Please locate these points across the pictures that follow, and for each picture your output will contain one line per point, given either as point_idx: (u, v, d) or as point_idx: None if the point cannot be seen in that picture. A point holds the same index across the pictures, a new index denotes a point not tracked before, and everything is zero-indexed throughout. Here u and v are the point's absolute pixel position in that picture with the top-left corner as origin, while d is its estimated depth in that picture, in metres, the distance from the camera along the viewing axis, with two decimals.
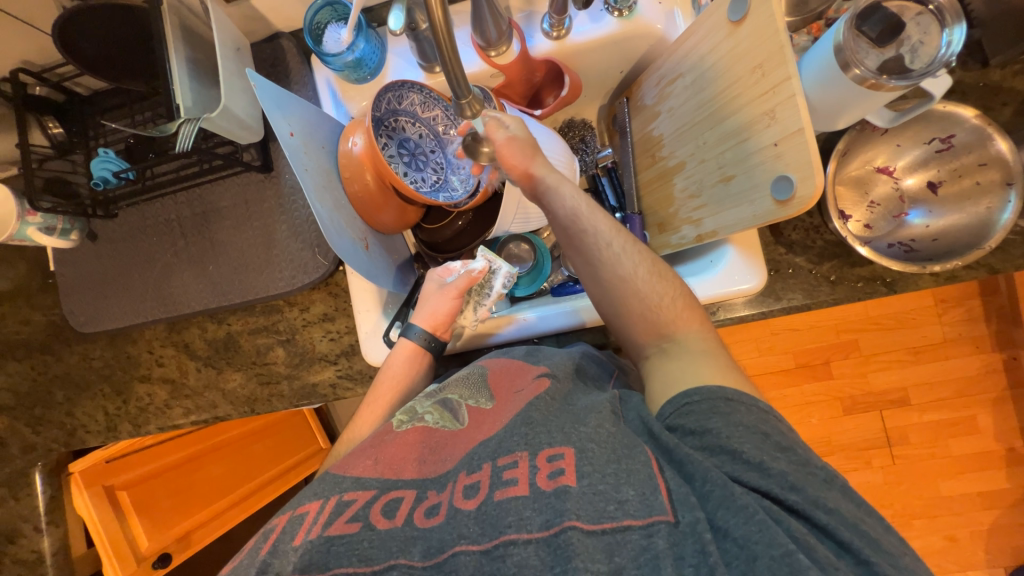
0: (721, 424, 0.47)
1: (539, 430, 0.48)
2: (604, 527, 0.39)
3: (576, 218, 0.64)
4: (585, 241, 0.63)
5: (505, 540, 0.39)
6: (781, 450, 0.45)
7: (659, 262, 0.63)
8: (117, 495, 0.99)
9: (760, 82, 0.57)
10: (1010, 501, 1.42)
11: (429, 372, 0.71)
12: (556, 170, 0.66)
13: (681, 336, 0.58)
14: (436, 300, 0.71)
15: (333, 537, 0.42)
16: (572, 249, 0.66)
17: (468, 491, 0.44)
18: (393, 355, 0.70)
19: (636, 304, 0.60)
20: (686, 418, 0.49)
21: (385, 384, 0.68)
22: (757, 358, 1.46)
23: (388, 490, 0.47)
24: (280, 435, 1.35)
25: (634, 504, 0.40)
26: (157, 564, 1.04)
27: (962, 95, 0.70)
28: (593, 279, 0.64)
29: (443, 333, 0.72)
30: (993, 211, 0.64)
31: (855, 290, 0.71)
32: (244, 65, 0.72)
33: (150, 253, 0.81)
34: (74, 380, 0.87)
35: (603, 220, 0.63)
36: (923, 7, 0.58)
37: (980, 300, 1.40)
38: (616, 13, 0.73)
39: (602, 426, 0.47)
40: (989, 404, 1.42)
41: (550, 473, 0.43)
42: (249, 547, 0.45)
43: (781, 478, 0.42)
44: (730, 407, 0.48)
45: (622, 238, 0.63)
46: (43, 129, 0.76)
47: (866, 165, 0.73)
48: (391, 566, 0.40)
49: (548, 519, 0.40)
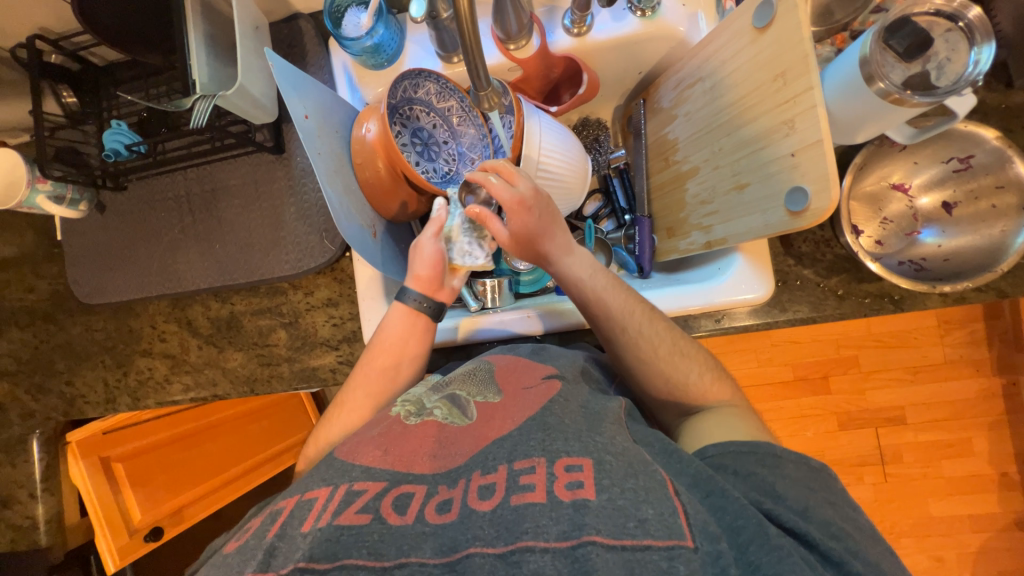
0: (769, 474, 0.47)
1: (556, 436, 0.47)
2: (624, 543, 0.38)
3: (588, 300, 0.65)
4: (604, 323, 0.64)
5: (522, 546, 0.39)
6: (831, 504, 0.46)
7: (681, 339, 0.64)
8: (112, 466, 0.99)
9: (781, 91, 0.56)
10: (999, 525, 1.42)
11: (426, 335, 0.69)
12: (563, 243, 0.66)
13: (703, 391, 0.61)
14: (418, 259, 0.68)
15: (343, 526, 0.42)
16: (593, 324, 0.66)
17: (484, 492, 0.44)
18: (389, 317, 0.69)
19: (663, 384, 0.62)
20: (733, 460, 0.49)
21: (380, 348, 0.67)
22: (757, 369, 1.46)
23: (399, 483, 0.47)
24: (277, 417, 1.36)
25: (654, 524, 0.39)
26: (148, 538, 1.06)
27: (984, 116, 0.69)
28: (617, 357, 0.65)
29: (438, 290, 0.70)
30: (1007, 234, 0.64)
31: (862, 306, 0.70)
32: (262, 44, 0.71)
33: (158, 228, 0.81)
34: (75, 350, 0.87)
35: (617, 299, 0.64)
36: (953, 24, 0.57)
37: (984, 323, 1.40)
38: (639, 13, 0.72)
39: (618, 438, 0.47)
40: (986, 428, 1.42)
41: (568, 483, 0.42)
42: (258, 526, 0.46)
43: (824, 526, 0.43)
44: (778, 462, 0.48)
45: (640, 315, 0.63)
46: (57, 98, 0.75)
47: (882, 181, 0.72)
48: (402, 563, 0.40)
49: (565, 530, 0.39)
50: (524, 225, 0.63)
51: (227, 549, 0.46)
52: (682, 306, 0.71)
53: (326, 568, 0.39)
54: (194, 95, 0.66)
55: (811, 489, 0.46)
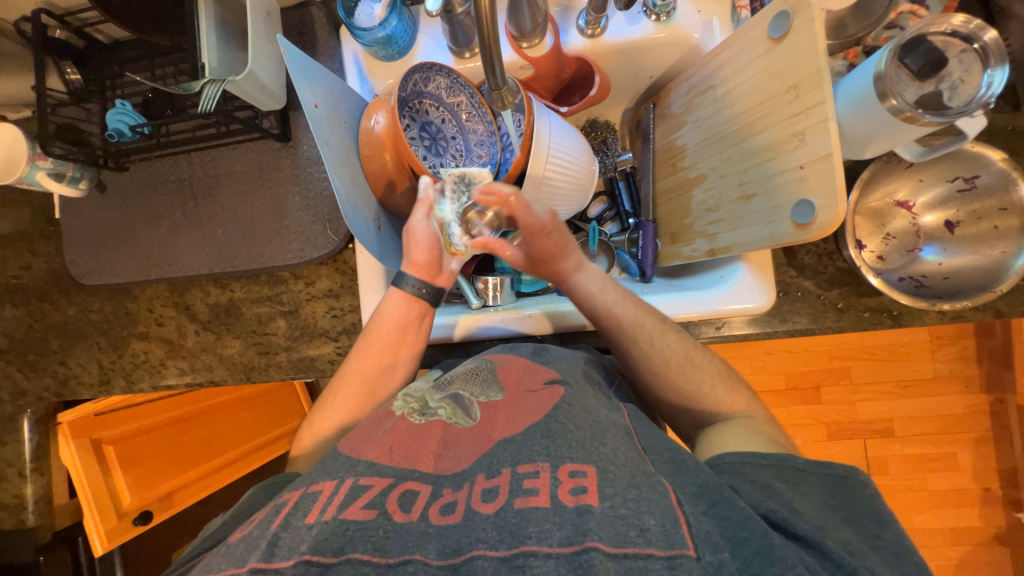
0: (783, 488, 0.48)
1: (560, 443, 0.47)
2: (626, 551, 0.39)
3: (599, 315, 0.66)
4: (619, 336, 0.65)
5: (526, 551, 0.39)
6: (840, 521, 0.46)
7: (688, 344, 0.64)
8: (104, 449, 0.99)
9: (792, 104, 0.56)
10: (979, 539, 1.45)
11: (424, 321, 0.69)
12: (574, 255, 0.68)
13: (698, 392, 0.62)
14: (415, 246, 0.67)
15: (349, 521, 0.42)
16: (607, 340, 0.67)
17: (487, 495, 0.44)
18: (386, 302, 0.68)
19: (667, 390, 0.63)
20: (745, 470, 0.49)
21: (379, 332, 0.67)
22: (750, 376, 1.47)
23: (404, 480, 0.47)
24: (271, 406, 1.35)
25: (656, 534, 0.40)
26: (137, 522, 1.06)
27: (989, 137, 0.69)
28: (632, 369, 0.66)
29: (437, 278, 0.70)
30: (1007, 255, 0.65)
31: (861, 320, 0.71)
32: (273, 29, 0.70)
33: (158, 211, 0.80)
34: (70, 330, 0.86)
35: (629, 310, 0.65)
36: (969, 45, 0.58)
37: (975, 341, 1.41)
38: (654, 16, 0.72)
39: (620, 449, 0.47)
40: (971, 444, 1.44)
41: (572, 489, 0.43)
42: (262, 517, 0.46)
43: (840, 543, 0.43)
44: (794, 477, 0.49)
45: (655, 324, 0.64)
46: (61, 74, 0.74)
47: (887, 198, 0.73)
48: (406, 560, 0.40)
49: (569, 536, 0.39)
50: (540, 246, 0.66)
51: (230, 539, 0.46)
52: (684, 313, 0.71)
53: (332, 561, 0.40)
54: (201, 80, 0.64)
55: (809, 502, 0.47)
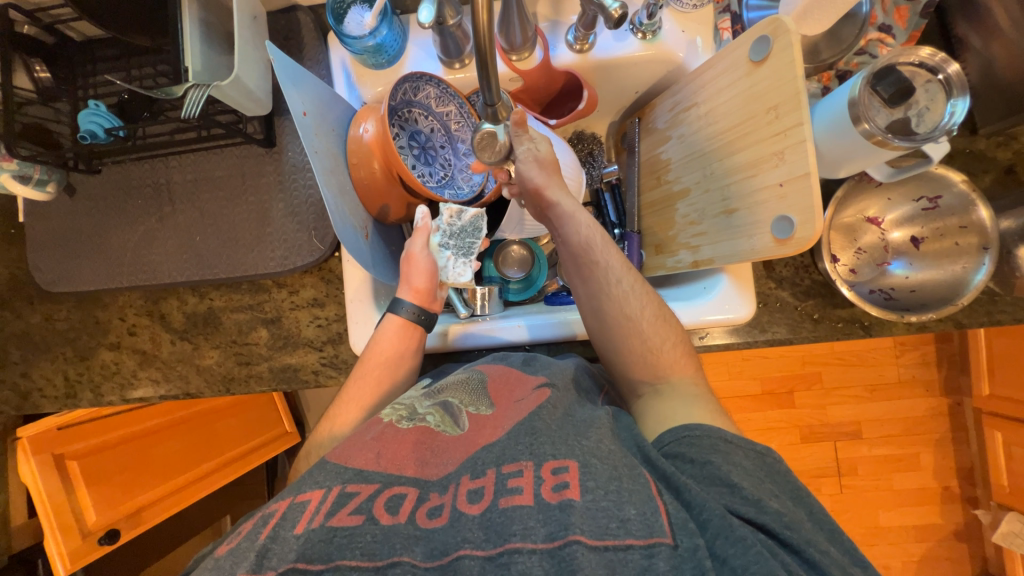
0: (722, 459, 0.49)
1: (543, 440, 0.48)
2: (607, 543, 0.39)
3: (588, 247, 0.65)
4: (594, 272, 0.65)
5: (511, 548, 0.39)
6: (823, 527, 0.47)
7: (666, 307, 0.66)
8: (66, 464, 0.95)
9: (771, 124, 0.59)
10: (940, 535, 1.53)
11: (420, 346, 0.69)
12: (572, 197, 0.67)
13: (677, 384, 0.61)
14: (415, 273, 0.70)
15: (336, 528, 0.42)
16: (577, 276, 0.67)
17: (473, 496, 0.44)
18: (381, 329, 0.68)
19: None
20: (687, 447, 0.51)
21: (372, 359, 0.66)
22: (727, 382, 1.51)
23: (390, 485, 0.46)
24: (245, 415, 1.32)
25: (636, 523, 0.41)
26: (104, 541, 0.99)
27: (951, 158, 0.74)
28: (594, 308, 0.65)
29: (432, 305, 0.70)
30: (967, 271, 0.69)
31: (835, 330, 0.74)
32: (260, 34, 0.69)
33: (133, 216, 0.77)
34: (33, 340, 0.82)
35: (616, 256, 0.65)
36: (933, 75, 0.62)
37: (934, 346, 1.49)
38: (640, 34, 0.74)
39: (602, 442, 0.48)
40: (931, 445, 1.51)
41: (555, 485, 0.43)
42: (249, 530, 0.45)
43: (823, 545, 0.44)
44: (729, 448, 0.50)
45: (632, 277, 0.65)
46: (29, 71, 0.70)
47: (859, 214, 0.76)
48: (393, 562, 0.39)
49: (552, 531, 0.40)
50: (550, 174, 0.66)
51: (216, 553, 0.44)
52: None
53: (321, 568, 0.39)
54: (186, 84, 0.63)
55: (787, 493, 0.48)
